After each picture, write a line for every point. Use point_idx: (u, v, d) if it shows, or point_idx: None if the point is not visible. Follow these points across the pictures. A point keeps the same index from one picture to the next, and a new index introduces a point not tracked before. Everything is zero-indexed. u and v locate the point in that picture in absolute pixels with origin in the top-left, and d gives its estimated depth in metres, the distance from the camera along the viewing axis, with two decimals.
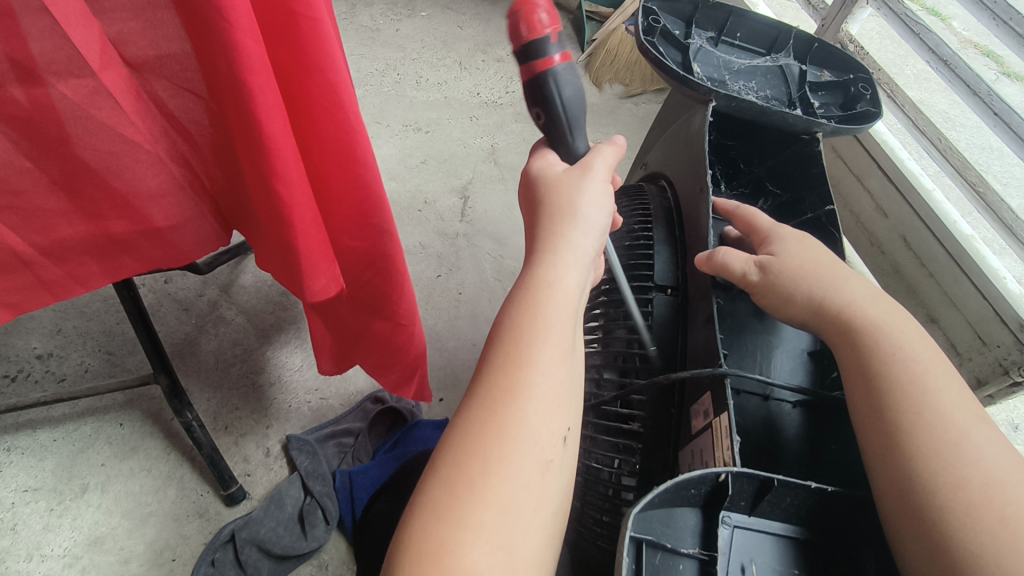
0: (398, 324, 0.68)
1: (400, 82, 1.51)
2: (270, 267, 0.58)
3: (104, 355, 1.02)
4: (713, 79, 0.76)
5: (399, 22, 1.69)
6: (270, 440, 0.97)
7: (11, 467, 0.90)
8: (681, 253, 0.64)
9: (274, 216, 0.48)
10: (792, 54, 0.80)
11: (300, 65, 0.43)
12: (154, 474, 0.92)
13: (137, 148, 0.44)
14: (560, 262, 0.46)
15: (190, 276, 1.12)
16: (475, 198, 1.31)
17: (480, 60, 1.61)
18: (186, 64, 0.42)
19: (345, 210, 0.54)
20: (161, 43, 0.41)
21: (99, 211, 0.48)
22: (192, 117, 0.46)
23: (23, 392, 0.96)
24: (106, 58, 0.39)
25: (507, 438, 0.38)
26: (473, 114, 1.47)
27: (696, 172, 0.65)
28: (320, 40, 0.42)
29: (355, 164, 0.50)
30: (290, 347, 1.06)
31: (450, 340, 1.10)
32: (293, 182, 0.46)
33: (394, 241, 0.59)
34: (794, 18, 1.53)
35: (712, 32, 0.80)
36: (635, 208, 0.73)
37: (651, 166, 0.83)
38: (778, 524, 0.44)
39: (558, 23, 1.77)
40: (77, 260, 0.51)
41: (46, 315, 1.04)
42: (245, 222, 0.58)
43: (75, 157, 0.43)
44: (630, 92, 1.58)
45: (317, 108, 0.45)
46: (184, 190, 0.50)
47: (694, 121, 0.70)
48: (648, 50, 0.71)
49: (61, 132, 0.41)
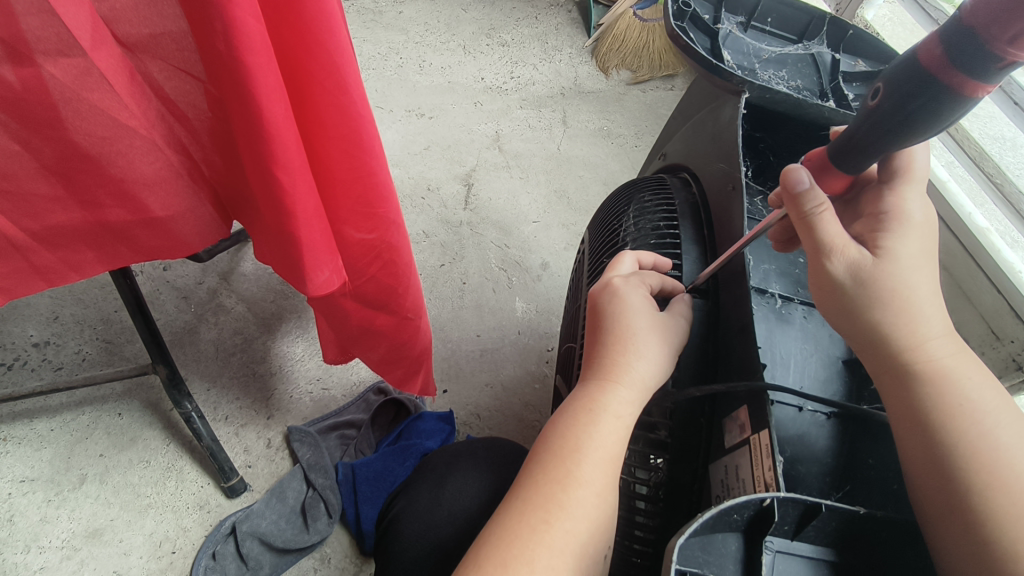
0: (403, 316, 0.67)
1: (402, 67, 1.48)
2: (271, 260, 0.55)
3: (102, 344, 1.00)
4: (743, 67, 0.73)
5: (402, 5, 1.65)
6: (272, 431, 0.95)
7: (7, 457, 0.89)
8: (710, 255, 0.63)
9: (276, 207, 0.46)
10: (825, 42, 0.77)
11: (304, 46, 0.40)
12: (153, 464, 0.90)
13: (132, 133, 0.42)
14: (623, 377, 0.49)
15: (189, 264, 1.09)
16: (479, 186, 1.29)
17: (484, 44, 1.58)
18: (182, 44, 0.40)
19: (350, 197, 0.51)
20: (155, 21, 0.39)
21: (93, 199, 0.46)
22: (190, 100, 0.44)
23: (19, 381, 0.95)
24: (97, 37, 0.37)
25: (542, 550, 0.43)
26: (477, 100, 1.44)
27: (727, 169, 0.64)
28: (325, 18, 0.39)
29: (364, 150, 0.48)
30: (292, 337, 1.04)
31: (453, 331, 1.08)
32: (296, 171, 0.44)
33: (399, 230, 0.57)
34: None
35: (742, 17, 0.77)
36: (658, 204, 0.71)
37: (671, 158, 0.82)
38: (822, 552, 0.41)
39: (563, 6, 1.73)
40: (71, 248, 0.48)
41: (42, 302, 1.02)
42: (245, 212, 0.56)
43: (66, 143, 0.41)
44: (637, 78, 1.55)
45: (321, 92, 0.43)
46: (182, 178, 0.48)
47: (725, 113, 0.68)
48: (677, 36, 0.68)
49: (51, 116, 0.39)
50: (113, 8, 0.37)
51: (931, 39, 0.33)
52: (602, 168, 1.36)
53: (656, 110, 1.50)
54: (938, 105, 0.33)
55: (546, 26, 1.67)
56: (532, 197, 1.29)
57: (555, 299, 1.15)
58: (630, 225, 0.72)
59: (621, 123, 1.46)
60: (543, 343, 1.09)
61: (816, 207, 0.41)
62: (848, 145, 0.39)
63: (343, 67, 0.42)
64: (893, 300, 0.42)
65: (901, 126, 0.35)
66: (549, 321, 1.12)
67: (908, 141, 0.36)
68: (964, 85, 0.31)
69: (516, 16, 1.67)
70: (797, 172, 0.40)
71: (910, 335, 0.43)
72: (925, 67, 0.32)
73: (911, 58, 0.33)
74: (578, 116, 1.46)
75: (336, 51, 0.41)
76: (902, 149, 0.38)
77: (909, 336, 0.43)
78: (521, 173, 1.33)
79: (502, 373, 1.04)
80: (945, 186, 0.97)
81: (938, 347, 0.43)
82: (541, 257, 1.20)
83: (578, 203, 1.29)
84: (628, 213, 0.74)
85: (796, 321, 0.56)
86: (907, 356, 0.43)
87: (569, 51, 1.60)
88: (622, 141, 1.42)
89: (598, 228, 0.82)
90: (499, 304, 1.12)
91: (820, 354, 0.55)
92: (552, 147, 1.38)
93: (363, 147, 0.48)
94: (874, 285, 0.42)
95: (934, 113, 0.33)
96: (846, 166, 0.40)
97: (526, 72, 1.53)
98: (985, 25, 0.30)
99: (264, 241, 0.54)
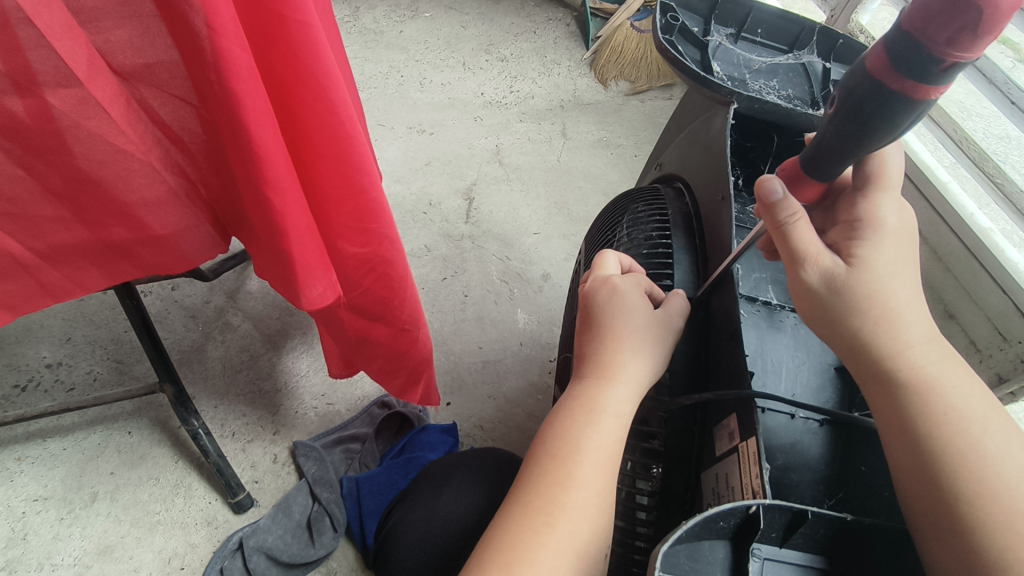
0: (400, 328, 0.68)
1: (403, 84, 1.51)
2: (269, 276, 0.57)
3: (113, 364, 1.02)
4: (733, 78, 0.74)
5: (402, 24, 1.68)
6: (278, 446, 0.96)
7: (21, 476, 0.91)
8: (701, 264, 0.63)
9: (269, 225, 0.47)
10: (815, 51, 0.78)
11: (292, 70, 0.42)
12: (163, 481, 0.92)
13: (130, 158, 0.44)
14: (618, 376, 0.50)
15: (197, 283, 1.12)
16: (480, 200, 1.30)
17: (484, 60, 1.60)
18: (176, 73, 0.42)
19: (342, 214, 0.52)
20: (149, 51, 0.40)
21: (95, 219, 0.47)
22: (184, 124, 0.46)
23: (33, 402, 0.97)
24: (94, 69, 0.39)
25: (544, 552, 0.43)
26: (477, 115, 1.46)
27: (717, 179, 0.64)
28: (311, 44, 0.41)
29: (357, 168, 0.49)
30: (297, 353, 1.06)
31: (456, 343, 1.09)
32: (287, 191, 0.45)
33: (395, 244, 0.59)
34: (802, 10, 1.50)
35: (732, 29, 0.78)
36: (652, 214, 0.72)
37: (665, 168, 0.83)
38: (808, 557, 0.41)
39: (561, 20, 1.76)
40: (75, 266, 0.50)
41: (55, 324, 1.04)
42: (242, 230, 0.57)
43: (68, 167, 0.43)
44: (635, 89, 1.57)
45: (310, 113, 0.44)
46: (180, 199, 0.50)
47: (715, 124, 0.69)
48: (666, 49, 0.69)
49: (56, 142, 0.41)
50: (109, 40, 0.39)
51: (877, 47, 0.33)
52: (602, 179, 1.37)
53: (655, 120, 1.51)
54: (894, 107, 0.34)
55: (545, 40, 1.69)
56: (533, 209, 1.30)
57: (556, 310, 1.15)
58: (624, 235, 0.72)
59: (620, 134, 1.47)
60: (545, 354, 1.09)
61: (788, 216, 0.42)
62: (817, 155, 0.40)
63: (333, 89, 0.44)
64: (870, 306, 0.42)
65: (861, 133, 0.36)
66: (552, 332, 1.12)
67: (875, 144, 0.37)
68: (915, 88, 0.32)
69: (514, 32, 1.70)
70: (769, 183, 0.42)
71: (889, 341, 0.42)
72: (877, 75, 0.33)
73: (862, 67, 0.34)
74: (577, 128, 1.47)
75: (325, 74, 0.43)
76: (871, 152, 0.38)
77: (889, 341, 0.42)
78: (522, 186, 1.34)
79: (505, 385, 1.05)
80: (946, 189, 0.97)
81: (920, 351, 0.42)
82: (542, 268, 1.21)
83: (578, 214, 1.30)
84: (623, 224, 0.74)
85: (788, 328, 0.57)
86: (887, 360, 0.42)
87: (567, 64, 1.62)
88: (621, 151, 1.43)
89: (594, 238, 0.83)
90: (501, 316, 1.13)
91: (812, 360, 0.55)
92: (552, 160, 1.39)
93: (355, 165, 0.49)
94: (847, 292, 0.43)
95: (892, 115, 0.34)
96: (819, 174, 0.41)
97: (525, 86, 1.55)
98: (922, 30, 0.30)
99: (261, 257, 0.56)
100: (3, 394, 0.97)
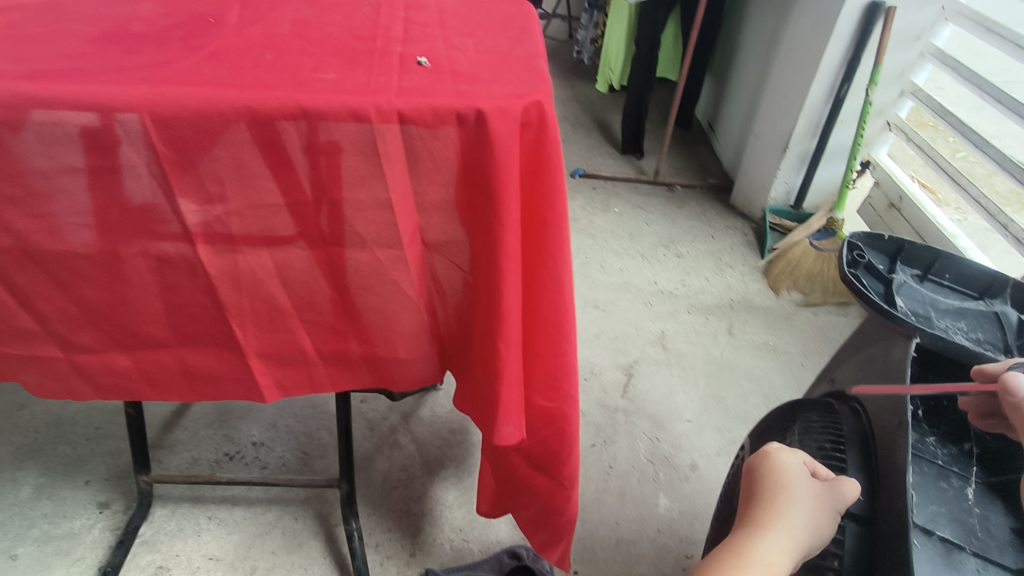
0: (559, 483, 0.74)
1: (586, 264, 1.70)
2: (470, 411, 0.68)
3: (300, 454, 1.19)
4: (918, 313, 0.78)
5: (594, 214, 1.94)
6: (412, 568, 1.02)
7: (207, 532, 1.06)
8: (875, 484, 0.63)
9: (491, 369, 0.59)
10: (1009, 301, 0.78)
11: (541, 259, 0.56)
12: (309, 572, 1.01)
13: (408, 299, 0.60)
14: (773, 526, 0.49)
15: (382, 400, 1.29)
16: (639, 377, 1.37)
17: (661, 254, 1.76)
18: (460, 249, 0.58)
19: (543, 371, 0.63)
20: (448, 233, 0.57)
21: (366, 337, 0.63)
22: (450, 283, 0.61)
23: (234, 470, 1.15)
24: (412, 239, 0.56)
25: None
26: (648, 300, 1.59)
27: (892, 405, 0.65)
28: (559, 243, 0.55)
29: (565, 335, 0.61)
30: (448, 483, 1.15)
31: (594, 512, 1.10)
32: (513, 345, 0.57)
33: (576, 406, 0.67)
34: (1002, 253, 1.47)
35: (918, 270, 0.83)
36: (825, 425, 0.74)
37: (839, 383, 0.85)
38: None
39: (740, 229, 1.89)
40: (337, 366, 0.66)
41: (269, 409, 1.26)
42: (458, 367, 0.70)
43: (367, 298, 0.60)
44: (809, 301, 1.60)
45: (544, 291, 0.57)
46: (427, 335, 0.64)
47: (895, 351, 0.72)
48: (850, 280, 0.76)
49: (368, 280, 0.58)
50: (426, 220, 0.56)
51: None
52: (764, 381, 1.37)
53: (827, 334, 1.51)
54: None
55: (721, 244, 1.82)
56: (690, 397, 1.33)
57: (701, 504, 1.13)
58: (795, 441, 0.74)
59: (789, 341, 1.48)
60: (683, 548, 1.06)
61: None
62: None
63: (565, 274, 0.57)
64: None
65: None
66: (693, 526, 1.09)
67: None
68: None
69: (693, 234, 1.86)
70: (1017, 377, 0.48)
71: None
72: None
73: None
74: (744, 328, 1.52)
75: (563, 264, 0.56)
76: None
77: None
78: (681, 373, 1.39)
79: (636, 569, 1.02)
80: None
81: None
82: (692, 457, 1.21)
83: (735, 411, 1.30)
84: (793, 430, 0.77)
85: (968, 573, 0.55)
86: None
87: (741, 268, 1.72)
88: (788, 358, 1.44)
89: (760, 438, 0.85)
90: (643, 496, 1.13)
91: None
92: (715, 353, 1.44)
93: (564, 334, 0.60)
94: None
95: None
96: None
97: (697, 281, 1.66)
98: None
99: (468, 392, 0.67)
100: (217, 457, 1.17)
